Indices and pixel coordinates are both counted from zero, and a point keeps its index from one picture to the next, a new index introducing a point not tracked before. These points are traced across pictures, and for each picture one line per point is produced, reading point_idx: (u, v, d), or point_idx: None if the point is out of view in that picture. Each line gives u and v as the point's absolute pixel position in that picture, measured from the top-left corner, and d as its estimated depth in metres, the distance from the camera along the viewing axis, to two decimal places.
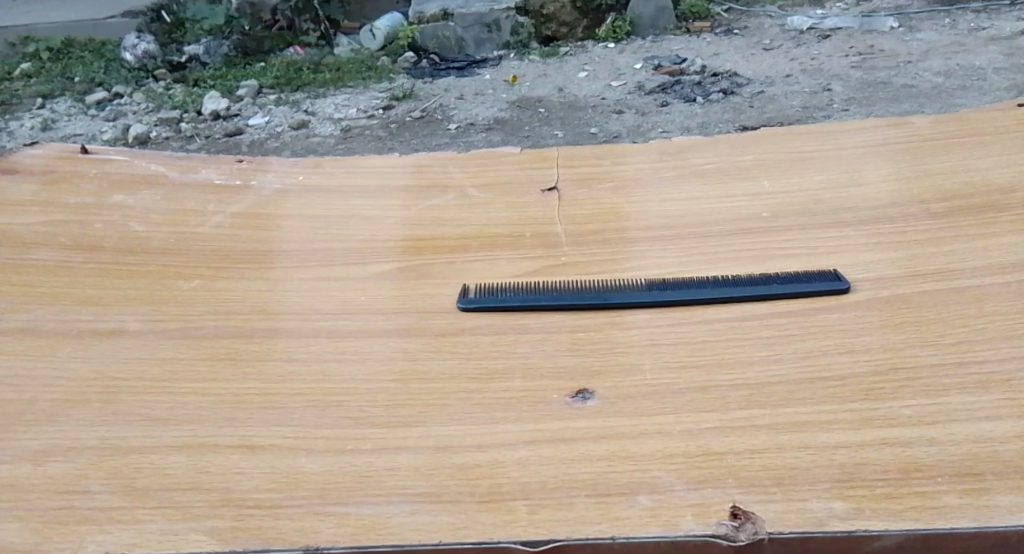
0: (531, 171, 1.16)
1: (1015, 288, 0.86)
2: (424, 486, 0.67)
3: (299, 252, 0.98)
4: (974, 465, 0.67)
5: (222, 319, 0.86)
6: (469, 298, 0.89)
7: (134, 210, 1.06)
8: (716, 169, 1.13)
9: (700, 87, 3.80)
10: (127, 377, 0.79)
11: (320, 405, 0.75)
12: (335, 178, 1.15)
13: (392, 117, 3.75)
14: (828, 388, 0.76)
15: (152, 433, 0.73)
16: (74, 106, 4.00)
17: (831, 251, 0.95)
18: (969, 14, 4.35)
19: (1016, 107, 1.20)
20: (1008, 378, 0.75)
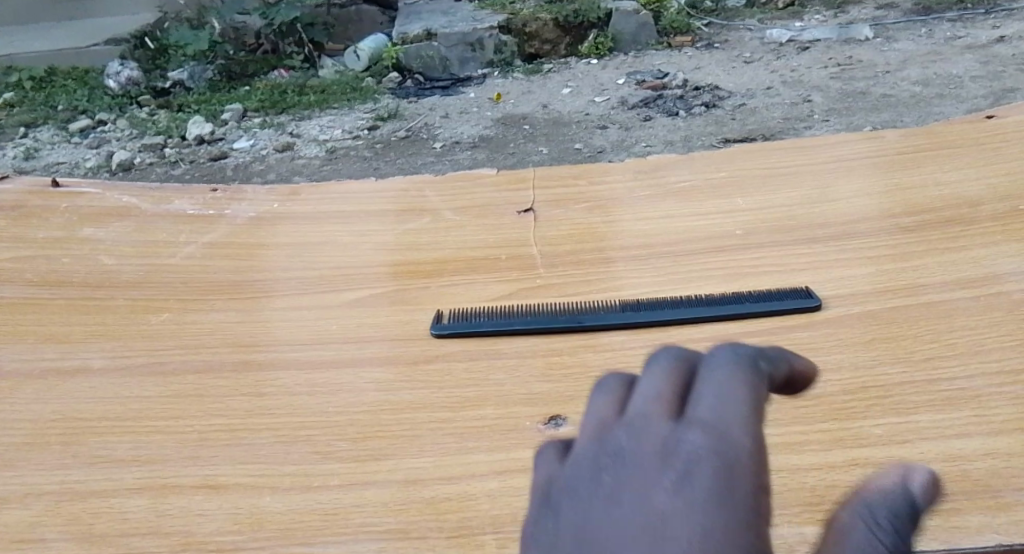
0: (506, 192, 1.16)
1: (986, 301, 0.86)
2: (393, 522, 0.67)
3: (274, 282, 0.98)
4: (944, 485, 0.67)
5: (191, 353, 0.86)
6: (442, 324, 0.89)
7: (102, 243, 1.05)
8: (689, 187, 1.13)
9: (682, 101, 3.81)
10: (91, 417, 0.78)
11: (288, 440, 0.75)
12: (310, 205, 1.14)
13: (377, 137, 3.76)
14: (800, 409, 0.76)
15: (113, 475, 0.72)
16: (57, 134, 3.99)
17: (805, 268, 0.95)
18: (945, 24, 4.39)
19: (986, 119, 1.20)
20: (979, 394, 0.75)
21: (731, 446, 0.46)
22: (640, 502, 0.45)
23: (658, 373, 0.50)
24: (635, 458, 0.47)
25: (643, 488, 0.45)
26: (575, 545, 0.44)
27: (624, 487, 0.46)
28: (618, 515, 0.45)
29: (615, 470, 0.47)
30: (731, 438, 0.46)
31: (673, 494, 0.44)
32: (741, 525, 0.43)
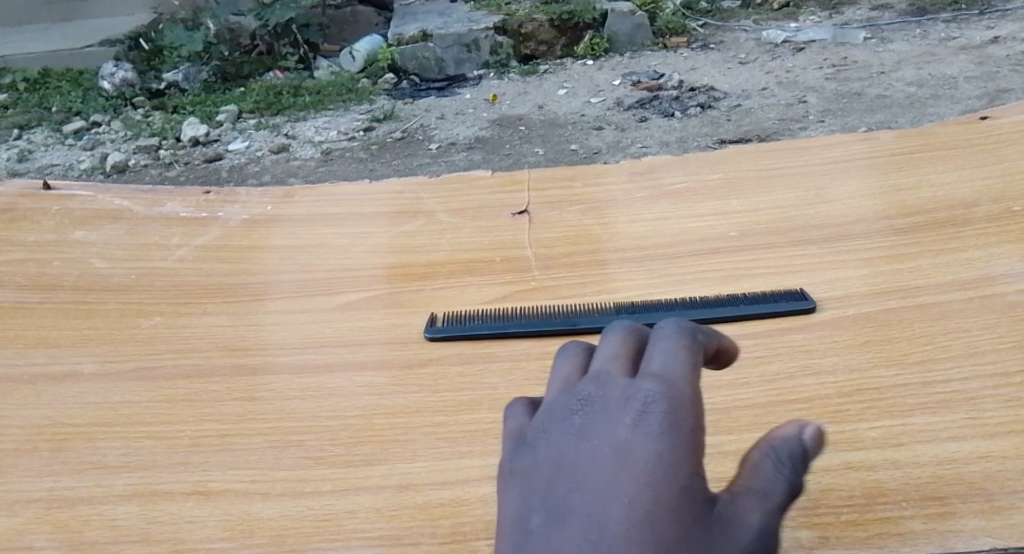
0: (501, 194, 1.15)
1: (980, 303, 0.86)
2: (385, 528, 0.66)
3: (267, 284, 0.97)
4: (939, 489, 0.67)
5: (182, 358, 0.85)
6: (436, 327, 0.89)
7: (94, 246, 1.05)
8: (684, 188, 1.13)
9: (678, 102, 3.81)
10: (80, 422, 0.78)
11: (279, 445, 0.74)
12: (303, 207, 1.14)
13: (372, 139, 3.75)
14: (795, 411, 0.75)
15: (102, 481, 0.72)
16: (51, 136, 3.98)
17: (799, 270, 0.95)
18: (939, 24, 4.39)
19: (981, 120, 1.20)
20: (974, 396, 0.75)
21: (675, 390, 0.56)
22: (602, 443, 0.55)
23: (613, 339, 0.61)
24: (598, 403, 0.57)
25: (604, 430, 0.56)
26: (552, 476, 0.55)
27: (588, 431, 0.56)
28: (586, 453, 0.55)
29: (581, 416, 0.57)
30: (675, 384, 0.56)
31: (628, 437, 0.55)
32: (681, 459, 0.54)
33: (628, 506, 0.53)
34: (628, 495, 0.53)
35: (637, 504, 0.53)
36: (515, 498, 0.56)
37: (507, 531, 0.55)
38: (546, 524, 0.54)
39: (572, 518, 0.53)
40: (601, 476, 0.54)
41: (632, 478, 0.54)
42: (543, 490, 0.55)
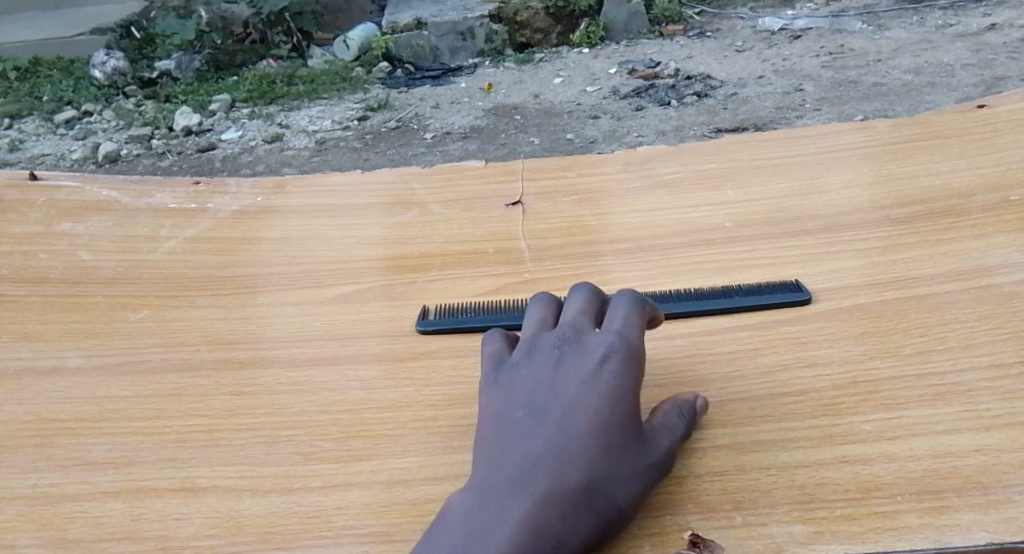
0: (494, 184, 1.14)
1: (976, 294, 0.85)
2: (374, 523, 0.66)
3: (258, 277, 0.97)
4: (934, 482, 0.67)
5: (170, 352, 0.84)
6: (428, 320, 0.88)
7: (81, 238, 1.03)
8: (678, 178, 1.12)
9: (674, 91, 3.80)
10: (66, 418, 0.77)
11: (267, 441, 0.74)
12: (294, 198, 1.13)
13: (367, 128, 3.73)
14: (790, 405, 0.75)
15: (88, 478, 0.71)
16: (42, 125, 3.95)
17: (795, 261, 0.94)
18: (936, 12, 4.38)
19: (977, 109, 1.19)
20: (969, 388, 0.74)
21: (629, 342, 0.70)
22: (570, 370, 0.68)
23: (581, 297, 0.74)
24: (569, 342, 0.70)
25: (572, 360, 0.69)
26: (530, 392, 0.68)
27: (561, 359, 0.69)
28: (558, 375, 0.68)
29: (555, 349, 0.70)
30: (629, 339, 0.70)
31: (591, 367, 0.68)
32: (629, 393, 0.67)
33: (586, 414, 0.66)
34: (586, 406, 0.66)
35: (593, 413, 0.66)
36: (498, 407, 0.69)
37: (491, 426, 0.68)
38: (521, 424, 0.67)
39: (541, 419, 0.66)
40: (567, 393, 0.67)
41: (591, 396, 0.67)
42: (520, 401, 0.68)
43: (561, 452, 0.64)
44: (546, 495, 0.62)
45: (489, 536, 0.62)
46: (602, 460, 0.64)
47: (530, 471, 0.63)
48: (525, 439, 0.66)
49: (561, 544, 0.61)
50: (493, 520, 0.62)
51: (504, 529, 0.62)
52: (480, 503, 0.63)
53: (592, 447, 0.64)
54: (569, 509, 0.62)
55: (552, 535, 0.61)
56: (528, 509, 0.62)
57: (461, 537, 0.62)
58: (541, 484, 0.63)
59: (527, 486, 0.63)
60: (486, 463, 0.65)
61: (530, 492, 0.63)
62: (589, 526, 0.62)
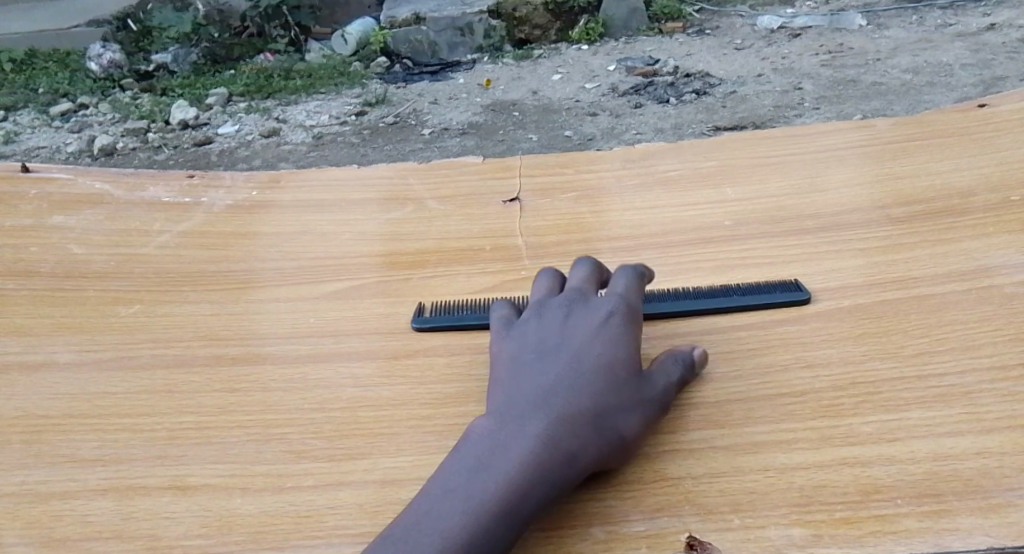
0: (492, 181, 1.13)
1: (977, 295, 0.84)
2: (368, 524, 0.65)
3: (253, 272, 0.95)
4: (934, 486, 0.66)
5: (161, 348, 0.84)
6: (424, 317, 0.87)
7: (72, 231, 1.02)
8: (678, 176, 1.11)
9: (673, 88, 3.78)
10: (55, 414, 0.76)
11: (259, 439, 0.73)
12: (289, 193, 1.12)
13: (365, 123, 3.72)
14: (788, 405, 0.74)
15: (76, 476, 0.70)
16: (37, 118, 3.93)
17: (794, 261, 0.93)
18: (935, 11, 4.37)
19: (978, 108, 1.18)
20: (969, 390, 0.74)
21: (630, 302, 0.76)
22: (577, 322, 0.75)
23: (585, 267, 0.81)
24: (575, 300, 0.77)
25: (580, 314, 0.75)
26: (541, 340, 0.74)
27: (569, 314, 0.76)
28: (566, 327, 0.74)
29: (563, 306, 0.77)
30: (630, 300, 0.77)
31: (597, 319, 0.74)
32: (631, 342, 0.73)
33: (594, 356, 0.71)
34: (594, 348, 0.72)
35: (600, 353, 0.72)
36: (509, 353, 0.74)
37: (505, 369, 0.73)
38: (532, 365, 0.72)
39: (551, 361, 0.72)
40: (575, 338, 0.73)
41: (597, 340, 0.73)
42: (532, 349, 0.74)
43: (571, 384, 0.69)
44: (558, 417, 0.67)
45: (506, 451, 0.66)
46: (609, 394, 0.69)
47: (543, 401, 0.69)
48: (536, 376, 0.71)
49: (573, 461, 0.66)
50: (509, 439, 0.66)
51: (521, 445, 0.66)
52: (496, 426, 0.68)
53: (600, 383, 0.70)
54: (580, 431, 0.67)
55: (565, 451, 0.66)
56: (543, 430, 0.67)
57: (480, 454, 0.66)
58: (554, 409, 0.68)
59: (541, 411, 0.68)
60: (501, 398, 0.70)
61: (544, 417, 0.67)
62: (597, 448, 0.67)
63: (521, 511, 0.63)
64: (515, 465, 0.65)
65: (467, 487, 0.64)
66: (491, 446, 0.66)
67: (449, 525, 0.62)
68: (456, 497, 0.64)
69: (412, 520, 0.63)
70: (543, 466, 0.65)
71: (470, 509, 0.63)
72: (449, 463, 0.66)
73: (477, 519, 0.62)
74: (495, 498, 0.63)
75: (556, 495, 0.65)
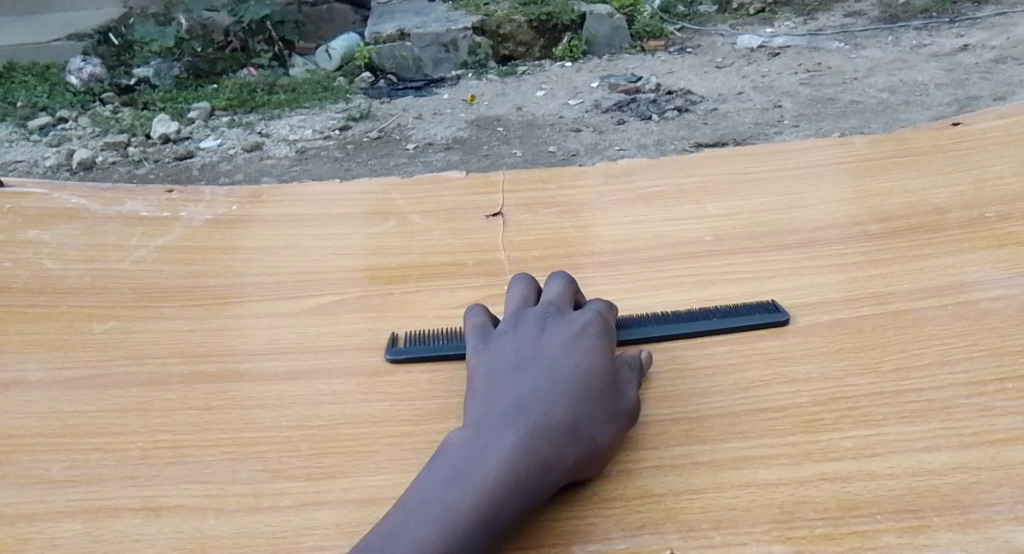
0: (474, 196, 1.12)
1: (954, 311, 0.84)
2: (345, 544, 0.64)
3: (231, 288, 0.95)
4: (915, 501, 0.66)
5: (136, 365, 0.83)
6: (398, 348, 0.84)
7: (46, 246, 1.01)
8: (658, 191, 1.11)
9: (655, 105, 3.80)
10: (25, 434, 0.76)
11: (236, 458, 0.72)
12: (269, 207, 1.11)
13: (348, 138, 3.71)
14: (769, 421, 0.74)
15: (45, 497, 0.70)
16: (16, 131, 3.91)
17: (774, 276, 0.93)
18: (911, 32, 4.41)
19: (953, 126, 1.18)
20: (948, 405, 0.74)
21: (605, 317, 0.77)
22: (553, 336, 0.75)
23: (561, 281, 0.81)
24: (553, 312, 0.77)
25: (556, 325, 0.75)
26: (518, 349, 0.74)
27: (545, 328, 0.75)
28: (543, 336, 0.75)
29: (538, 318, 0.76)
30: (605, 315, 0.77)
31: (572, 332, 0.74)
32: (608, 354, 0.73)
33: (571, 364, 0.71)
34: (570, 358, 0.72)
35: (576, 362, 0.71)
36: (486, 367, 0.74)
37: (482, 378, 0.73)
38: (508, 377, 0.72)
39: (528, 372, 0.72)
40: (551, 349, 0.73)
41: (573, 351, 0.73)
42: (509, 357, 0.74)
43: (547, 394, 0.69)
44: (534, 427, 0.67)
45: (481, 462, 0.65)
46: (586, 402, 0.69)
47: (519, 409, 0.69)
48: (513, 388, 0.71)
49: (548, 470, 0.66)
50: (484, 451, 0.66)
51: (496, 455, 0.66)
52: (472, 438, 0.67)
53: (578, 391, 0.70)
54: (558, 438, 0.67)
55: (542, 460, 0.66)
56: (519, 438, 0.67)
57: (457, 463, 0.66)
58: (530, 419, 0.68)
59: (516, 422, 0.68)
60: (478, 405, 0.70)
61: (521, 424, 0.67)
62: (573, 456, 0.67)
63: (495, 522, 0.63)
64: (489, 475, 0.65)
65: (443, 498, 0.64)
66: (466, 457, 0.66)
67: (424, 537, 0.62)
68: (433, 506, 0.63)
69: (388, 531, 0.63)
70: (519, 475, 0.65)
71: (446, 518, 0.63)
72: (424, 476, 0.66)
73: (452, 528, 0.62)
74: (471, 509, 0.63)
75: (531, 504, 0.65)
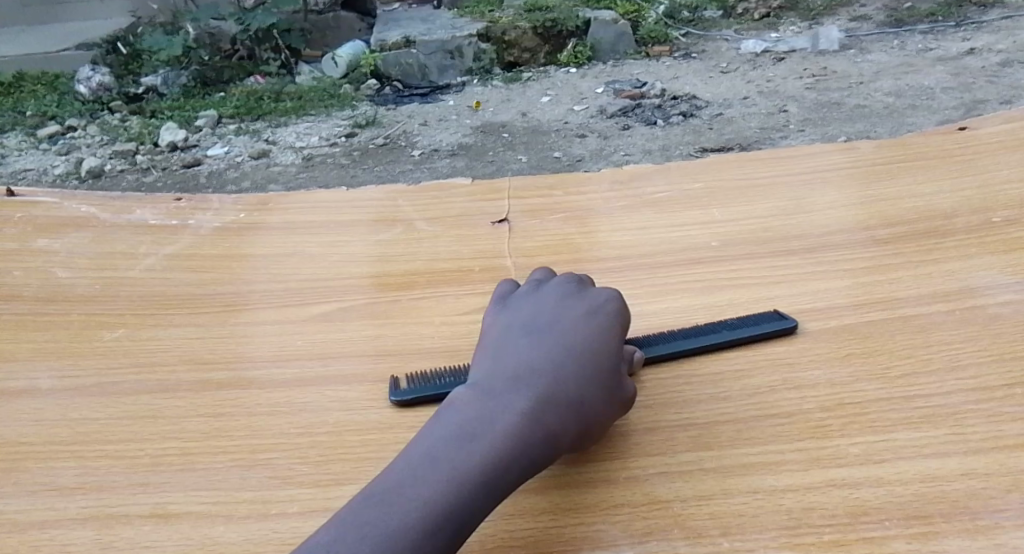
0: (480, 202, 1.13)
1: (960, 316, 0.84)
2: None
3: (240, 295, 0.95)
4: (923, 507, 0.66)
5: (146, 372, 0.83)
6: (404, 390, 0.79)
7: (56, 255, 1.02)
8: (664, 197, 1.11)
9: (660, 111, 3.80)
10: (36, 442, 0.76)
11: (244, 465, 0.72)
12: (278, 214, 1.11)
13: (355, 145, 3.72)
14: (777, 427, 0.74)
15: (55, 504, 0.70)
16: (25, 140, 3.93)
17: (781, 281, 0.92)
18: (917, 36, 4.41)
19: (958, 130, 1.18)
20: (956, 411, 0.73)
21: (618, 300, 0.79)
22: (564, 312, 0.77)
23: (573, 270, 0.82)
24: (568, 291, 0.79)
25: (572, 303, 0.77)
26: (533, 323, 0.76)
27: (557, 303, 0.77)
28: (557, 312, 0.77)
29: (554, 296, 0.78)
30: (619, 297, 0.79)
31: (585, 310, 0.76)
32: (617, 335, 0.75)
33: (583, 341, 0.73)
34: (582, 334, 0.74)
35: (588, 338, 0.73)
36: (500, 337, 0.76)
37: (493, 346, 0.75)
38: (518, 345, 0.74)
39: (539, 342, 0.73)
40: (564, 324, 0.75)
41: (585, 327, 0.75)
42: (523, 329, 0.76)
43: (557, 364, 0.71)
44: (543, 397, 0.69)
45: (489, 424, 0.67)
46: (595, 378, 0.71)
47: (530, 379, 0.70)
48: (525, 355, 0.72)
49: (553, 439, 0.68)
50: (493, 413, 0.68)
51: (505, 420, 0.67)
52: (483, 401, 0.69)
53: (587, 367, 0.71)
54: (564, 411, 0.69)
55: (548, 431, 0.68)
56: (527, 406, 0.68)
57: (467, 423, 0.67)
58: (540, 388, 0.70)
59: (525, 389, 0.69)
60: (489, 372, 0.72)
61: (531, 394, 0.69)
62: (575, 428, 0.69)
63: (499, 485, 0.65)
64: (496, 438, 0.66)
65: (450, 456, 0.65)
66: (476, 419, 0.67)
67: (429, 492, 0.63)
68: (441, 463, 0.64)
69: (396, 482, 0.64)
70: (525, 443, 0.67)
71: (453, 475, 0.64)
72: (433, 431, 0.67)
73: (457, 487, 0.63)
74: (479, 468, 0.65)
75: (531, 471, 0.67)
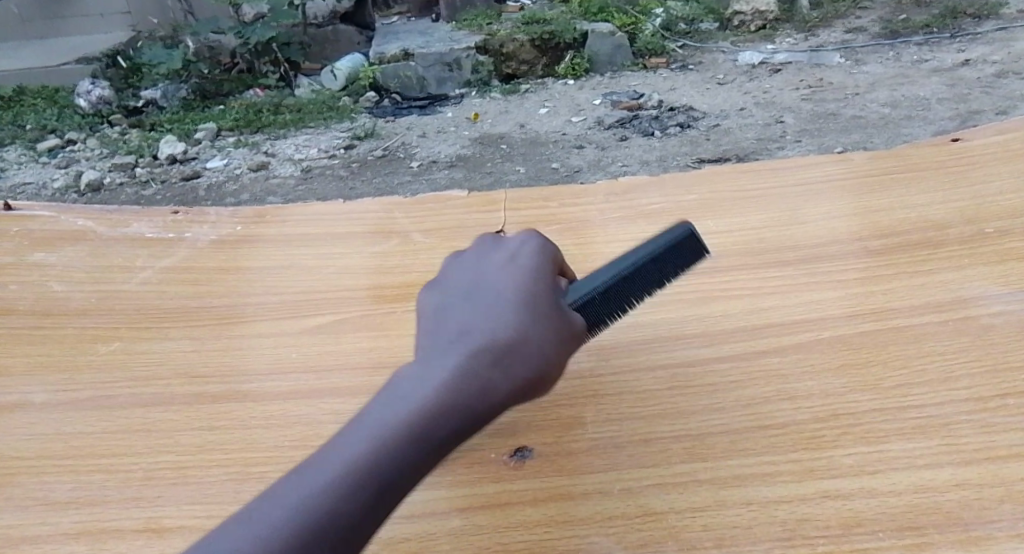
0: (476, 214, 1.13)
1: (953, 327, 0.84)
2: None
3: (235, 308, 0.95)
4: (915, 519, 0.66)
5: (141, 386, 0.83)
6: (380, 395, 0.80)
7: (53, 268, 1.02)
8: (658, 209, 1.11)
9: (658, 122, 3.82)
10: (31, 457, 0.76)
11: (239, 478, 0.73)
12: (275, 227, 1.11)
13: (353, 157, 3.73)
14: (771, 438, 0.74)
15: (48, 519, 0.71)
16: (24, 154, 3.93)
17: (775, 291, 0.92)
18: (912, 47, 4.43)
19: (952, 142, 1.18)
20: (948, 422, 0.74)
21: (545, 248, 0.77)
22: (488, 270, 0.74)
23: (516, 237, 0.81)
24: (495, 246, 0.77)
25: (499, 258, 0.75)
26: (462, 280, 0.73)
27: (483, 258, 0.75)
28: (485, 267, 0.74)
29: (481, 255, 0.76)
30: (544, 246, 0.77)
31: (510, 258, 0.75)
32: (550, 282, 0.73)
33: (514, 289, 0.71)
34: (512, 282, 0.72)
35: (519, 285, 0.71)
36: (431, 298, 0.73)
37: (425, 309, 0.72)
38: (448, 306, 0.71)
39: (470, 298, 0.71)
40: (494, 276, 0.73)
41: (513, 274, 0.73)
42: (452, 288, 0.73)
43: (492, 315, 0.69)
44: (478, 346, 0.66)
45: (421, 384, 0.64)
46: (531, 322, 0.69)
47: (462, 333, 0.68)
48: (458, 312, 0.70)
49: (488, 384, 0.65)
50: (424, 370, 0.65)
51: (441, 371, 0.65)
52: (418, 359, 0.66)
53: (523, 313, 0.69)
54: (502, 358, 0.66)
55: (487, 379, 0.65)
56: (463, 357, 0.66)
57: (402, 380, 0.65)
58: (473, 340, 0.67)
59: (461, 343, 0.67)
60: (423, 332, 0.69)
61: (465, 345, 0.66)
62: (512, 375, 0.66)
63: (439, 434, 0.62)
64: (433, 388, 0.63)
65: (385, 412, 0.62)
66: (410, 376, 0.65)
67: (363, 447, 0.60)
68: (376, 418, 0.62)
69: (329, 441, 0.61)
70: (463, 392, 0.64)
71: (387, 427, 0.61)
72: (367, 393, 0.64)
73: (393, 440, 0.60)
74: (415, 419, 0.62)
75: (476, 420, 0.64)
